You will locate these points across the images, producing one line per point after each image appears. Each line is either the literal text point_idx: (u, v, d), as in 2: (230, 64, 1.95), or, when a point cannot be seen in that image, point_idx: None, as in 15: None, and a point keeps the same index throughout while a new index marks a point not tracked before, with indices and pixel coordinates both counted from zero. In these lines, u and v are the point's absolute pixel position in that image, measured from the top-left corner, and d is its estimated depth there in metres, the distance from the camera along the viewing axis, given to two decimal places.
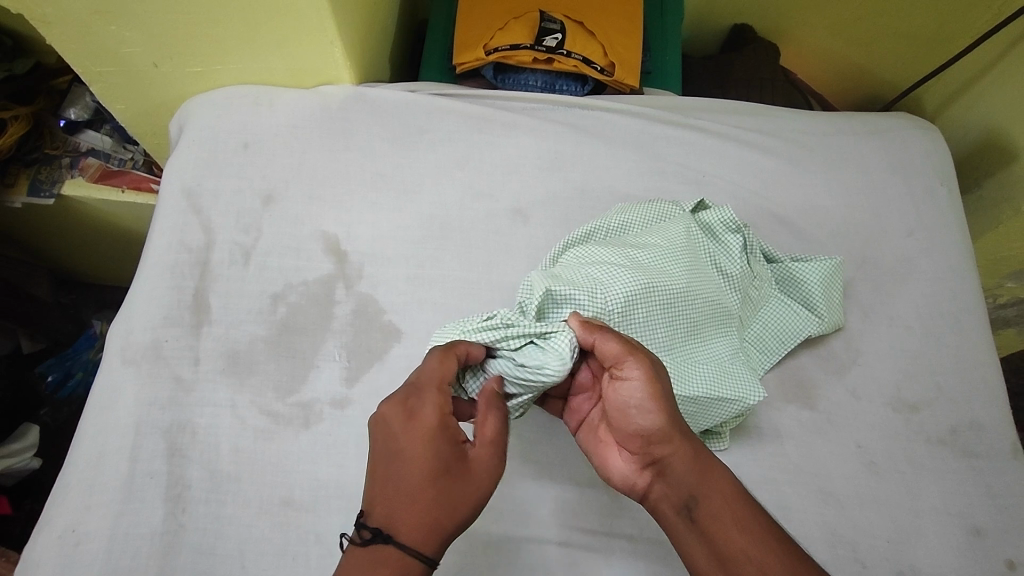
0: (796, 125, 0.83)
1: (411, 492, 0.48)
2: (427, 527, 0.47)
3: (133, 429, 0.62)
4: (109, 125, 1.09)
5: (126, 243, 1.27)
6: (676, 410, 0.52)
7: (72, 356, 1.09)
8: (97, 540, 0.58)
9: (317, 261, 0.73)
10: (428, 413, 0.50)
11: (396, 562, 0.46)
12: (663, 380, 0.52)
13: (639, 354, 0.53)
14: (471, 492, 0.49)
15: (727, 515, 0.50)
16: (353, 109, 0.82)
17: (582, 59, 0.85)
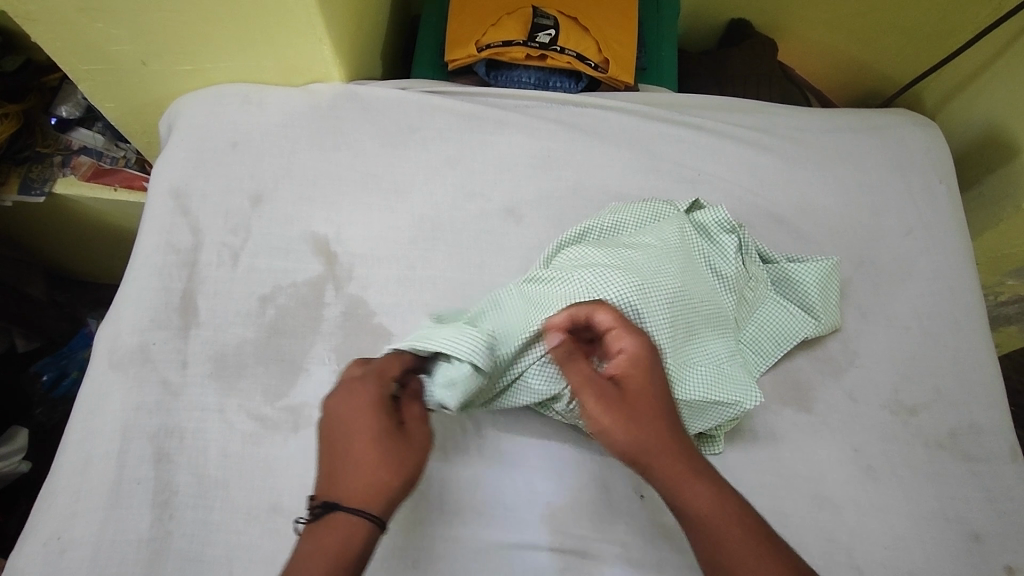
0: (792, 122, 0.82)
1: (363, 464, 0.50)
2: (374, 491, 0.49)
3: (121, 433, 0.62)
4: (100, 123, 1.07)
5: (119, 241, 1.26)
6: (642, 439, 0.50)
7: (69, 354, 1.10)
8: (84, 547, 0.57)
9: (307, 262, 0.72)
10: (377, 398, 0.53)
11: (348, 523, 0.47)
12: (627, 411, 0.51)
13: (600, 387, 0.52)
14: (413, 462, 0.51)
15: (714, 534, 0.48)
16: (344, 107, 0.81)
17: (576, 56, 0.84)
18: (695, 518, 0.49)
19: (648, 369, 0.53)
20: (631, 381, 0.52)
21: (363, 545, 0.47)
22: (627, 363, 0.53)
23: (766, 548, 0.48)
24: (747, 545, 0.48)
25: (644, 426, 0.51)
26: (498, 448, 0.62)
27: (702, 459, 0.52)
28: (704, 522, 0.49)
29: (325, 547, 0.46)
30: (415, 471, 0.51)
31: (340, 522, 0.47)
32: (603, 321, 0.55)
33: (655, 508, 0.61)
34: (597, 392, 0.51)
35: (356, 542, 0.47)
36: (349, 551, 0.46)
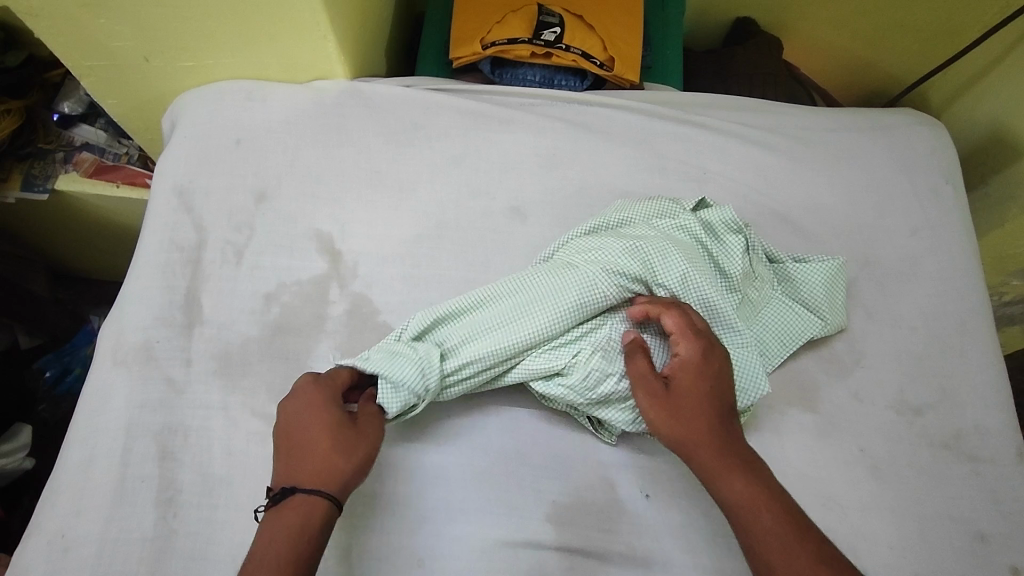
0: (798, 122, 0.81)
1: (318, 452, 0.53)
2: (328, 475, 0.52)
3: (125, 431, 0.62)
4: (104, 119, 1.09)
5: (121, 238, 1.26)
6: (688, 435, 0.54)
7: (72, 351, 1.11)
8: (88, 545, 0.57)
9: (312, 260, 0.71)
10: (329, 398, 0.56)
11: (304, 505, 0.50)
12: (675, 409, 0.55)
13: (653, 379, 0.57)
14: (365, 451, 0.54)
15: (749, 522, 0.51)
16: (349, 104, 0.80)
17: (581, 53, 0.84)
18: (734, 507, 0.52)
19: (702, 368, 0.57)
20: (684, 383, 0.56)
21: (320, 524, 0.50)
22: (685, 360, 0.57)
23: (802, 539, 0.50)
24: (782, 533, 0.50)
25: (690, 419, 0.55)
26: (503, 446, 0.62)
27: (753, 461, 0.54)
28: (745, 518, 0.51)
29: (286, 530, 0.49)
30: (368, 459, 0.54)
31: (299, 507, 0.50)
32: (667, 321, 0.59)
33: (661, 507, 0.61)
34: (648, 388, 0.56)
35: (312, 521, 0.50)
36: (308, 533, 0.49)
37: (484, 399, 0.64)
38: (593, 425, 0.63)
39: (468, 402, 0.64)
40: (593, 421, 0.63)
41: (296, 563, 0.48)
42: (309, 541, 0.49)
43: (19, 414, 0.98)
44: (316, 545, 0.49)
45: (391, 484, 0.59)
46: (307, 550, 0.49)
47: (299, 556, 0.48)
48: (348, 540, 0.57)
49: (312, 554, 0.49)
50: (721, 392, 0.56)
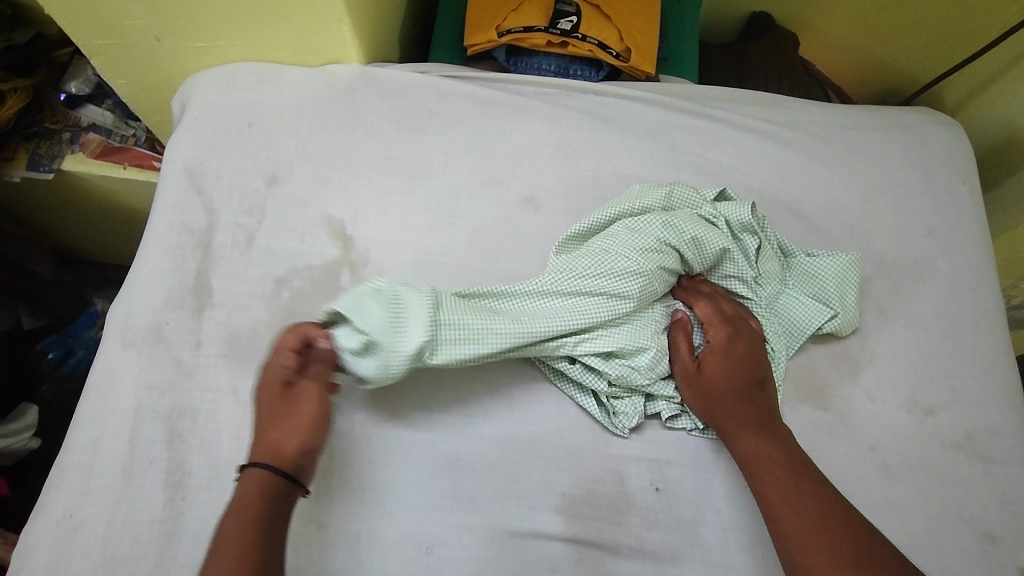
0: (816, 117, 0.80)
1: (268, 429, 0.56)
2: (273, 448, 0.55)
3: (133, 414, 0.61)
4: (111, 100, 1.08)
5: (127, 220, 1.26)
6: (718, 408, 0.60)
7: (75, 333, 1.10)
8: (96, 526, 0.57)
9: (324, 245, 0.71)
10: (277, 370, 0.58)
11: (249, 475, 0.53)
12: (705, 386, 0.61)
13: (687, 358, 0.63)
14: (307, 418, 0.56)
15: (760, 476, 0.55)
16: (362, 89, 0.79)
17: (598, 43, 0.82)
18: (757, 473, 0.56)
19: (732, 347, 0.62)
20: (715, 363, 0.61)
21: (263, 494, 0.52)
22: (718, 342, 0.62)
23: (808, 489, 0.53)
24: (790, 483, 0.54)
25: (716, 390, 0.60)
26: (514, 437, 0.62)
27: (782, 435, 0.57)
28: (769, 484, 0.55)
29: (232, 506, 0.52)
30: (313, 427, 0.56)
31: (247, 483, 0.53)
32: (702, 309, 0.65)
33: (671, 501, 0.60)
34: (684, 368, 0.62)
35: (256, 490, 0.52)
36: (251, 506, 0.51)
37: (496, 389, 0.64)
38: (604, 416, 0.63)
39: (480, 391, 0.64)
40: (605, 411, 0.63)
41: (240, 534, 0.50)
42: (251, 513, 0.51)
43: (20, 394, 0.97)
44: (260, 516, 0.51)
45: (402, 472, 0.60)
46: (247, 521, 0.50)
47: (243, 527, 0.50)
48: (357, 527, 0.57)
49: (255, 525, 0.50)
50: (748, 365, 0.61)
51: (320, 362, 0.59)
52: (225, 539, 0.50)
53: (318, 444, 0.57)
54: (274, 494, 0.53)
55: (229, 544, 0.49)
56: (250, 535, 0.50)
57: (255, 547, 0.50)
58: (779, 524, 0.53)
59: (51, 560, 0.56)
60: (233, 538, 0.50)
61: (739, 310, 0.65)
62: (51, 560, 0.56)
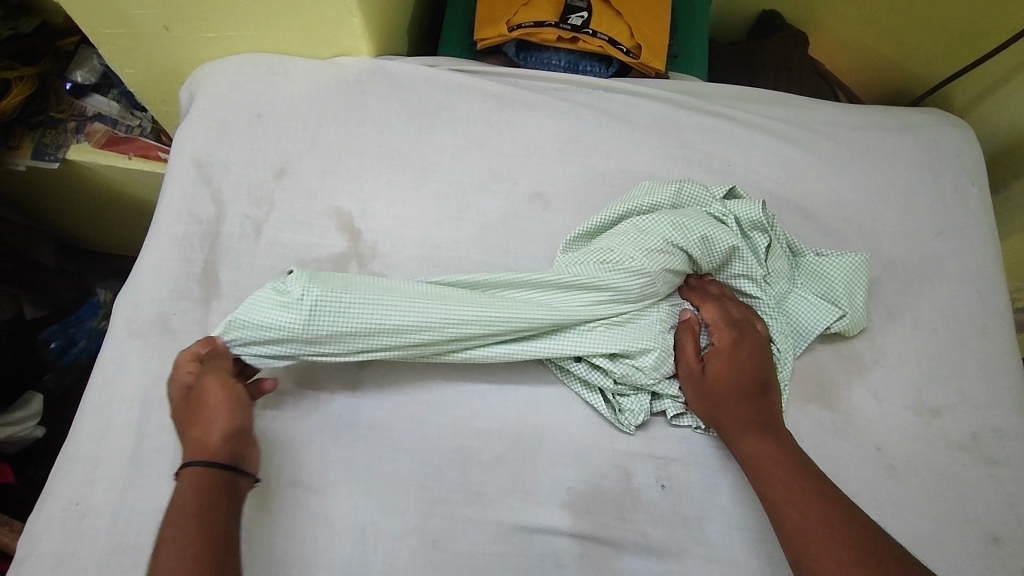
0: (826, 117, 0.80)
1: (189, 429, 0.55)
2: (199, 447, 0.54)
3: (140, 403, 0.62)
4: (118, 91, 1.10)
5: (132, 211, 1.25)
6: (722, 409, 0.59)
7: (76, 322, 1.09)
8: (103, 514, 0.57)
9: (331, 238, 0.71)
10: (179, 378, 0.58)
11: (184, 478, 0.52)
12: (710, 386, 0.60)
13: (693, 358, 0.62)
14: (223, 405, 0.56)
15: (764, 477, 0.55)
16: (371, 82, 0.79)
17: (609, 40, 0.82)
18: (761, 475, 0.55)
19: (737, 350, 0.61)
20: (721, 365, 0.61)
21: (200, 488, 0.52)
22: (724, 344, 0.62)
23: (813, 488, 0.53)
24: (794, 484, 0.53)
25: (721, 390, 0.60)
26: (519, 432, 0.62)
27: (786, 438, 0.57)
28: (773, 485, 0.54)
29: (170, 510, 0.51)
30: (232, 412, 0.56)
31: (182, 485, 0.52)
32: (710, 310, 0.64)
33: (676, 498, 0.61)
34: (688, 368, 0.62)
35: (192, 488, 0.52)
36: (189, 502, 0.51)
37: (501, 384, 0.64)
38: (610, 413, 0.63)
39: (486, 387, 0.64)
40: (611, 409, 0.63)
41: (182, 531, 0.49)
42: (189, 509, 0.50)
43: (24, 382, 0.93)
44: (199, 509, 0.51)
45: (409, 465, 0.60)
46: (185, 517, 0.50)
47: (183, 523, 0.50)
48: (361, 519, 0.58)
49: (195, 519, 0.50)
50: (752, 367, 0.60)
51: (218, 358, 0.59)
52: (166, 540, 0.49)
53: (244, 428, 0.56)
54: (211, 485, 0.52)
55: (172, 542, 0.49)
56: (192, 529, 0.50)
57: (200, 539, 0.49)
58: (783, 525, 0.52)
59: (56, 548, 0.56)
60: (174, 536, 0.49)
61: (744, 312, 0.64)
62: (57, 548, 0.56)
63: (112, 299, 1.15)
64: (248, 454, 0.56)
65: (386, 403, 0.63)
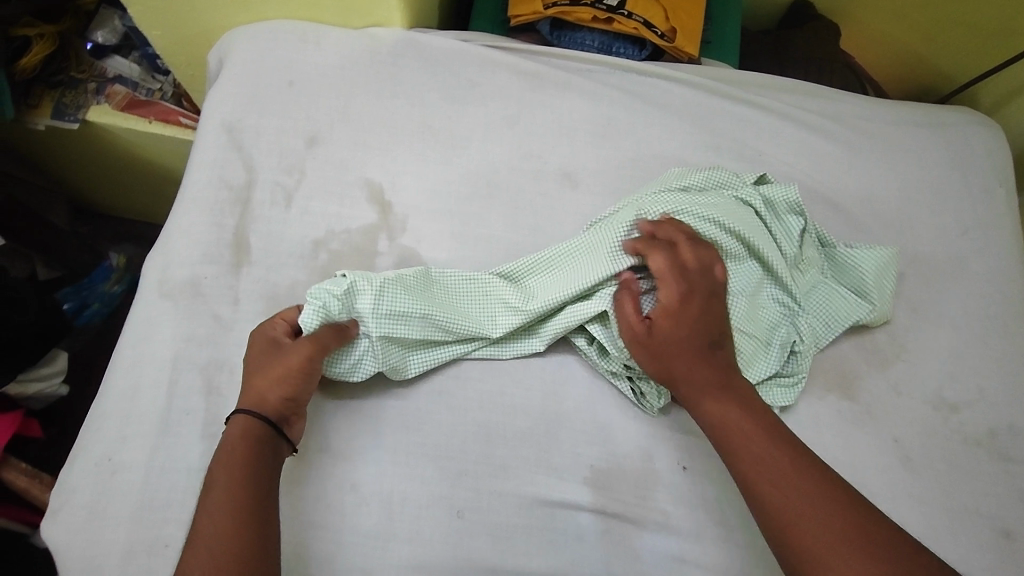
0: (857, 111, 0.80)
1: (256, 378, 0.58)
2: (257, 401, 0.57)
3: (170, 364, 0.63)
4: (138, 52, 1.11)
5: (149, 175, 1.25)
6: (677, 366, 0.58)
7: (88, 287, 1.08)
8: (134, 471, 0.59)
9: (362, 209, 0.71)
10: (272, 332, 0.61)
11: (238, 422, 0.56)
12: (660, 345, 0.59)
13: (636, 318, 0.60)
14: (292, 370, 0.58)
15: (727, 434, 0.55)
16: (404, 54, 0.79)
17: (644, 21, 0.81)
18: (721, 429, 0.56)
19: (687, 307, 0.59)
20: (669, 323, 0.59)
21: (250, 441, 0.55)
22: (671, 299, 0.60)
23: (808, 480, 0.52)
24: (785, 473, 0.52)
25: (674, 361, 0.58)
26: (544, 409, 0.64)
27: (738, 391, 0.58)
28: (738, 440, 0.55)
29: (219, 454, 0.54)
30: (297, 379, 0.58)
31: (234, 429, 0.55)
32: (656, 262, 0.61)
33: (694, 480, 0.62)
34: (637, 328, 0.60)
35: (244, 438, 0.55)
36: (238, 451, 0.54)
37: (526, 363, 0.66)
38: (632, 393, 0.64)
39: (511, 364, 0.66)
40: (634, 391, 0.65)
41: (231, 482, 0.52)
42: (239, 463, 0.53)
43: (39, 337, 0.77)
44: (244, 465, 0.53)
45: (436, 436, 0.62)
46: (234, 466, 0.53)
47: (231, 471, 0.53)
48: (389, 488, 0.60)
49: (242, 470, 0.53)
50: (702, 323, 0.59)
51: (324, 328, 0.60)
52: (215, 483, 0.52)
53: (301, 396, 0.58)
54: (257, 441, 0.55)
55: (220, 486, 0.52)
56: (237, 486, 0.52)
57: (243, 489, 0.52)
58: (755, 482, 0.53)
59: (90, 501, 0.58)
60: (222, 482, 0.52)
61: (704, 257, 0.62)
62: (90, 501, 0.58)
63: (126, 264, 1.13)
64: (294, 421, 0.58)
65: (411, 378, 0.65)
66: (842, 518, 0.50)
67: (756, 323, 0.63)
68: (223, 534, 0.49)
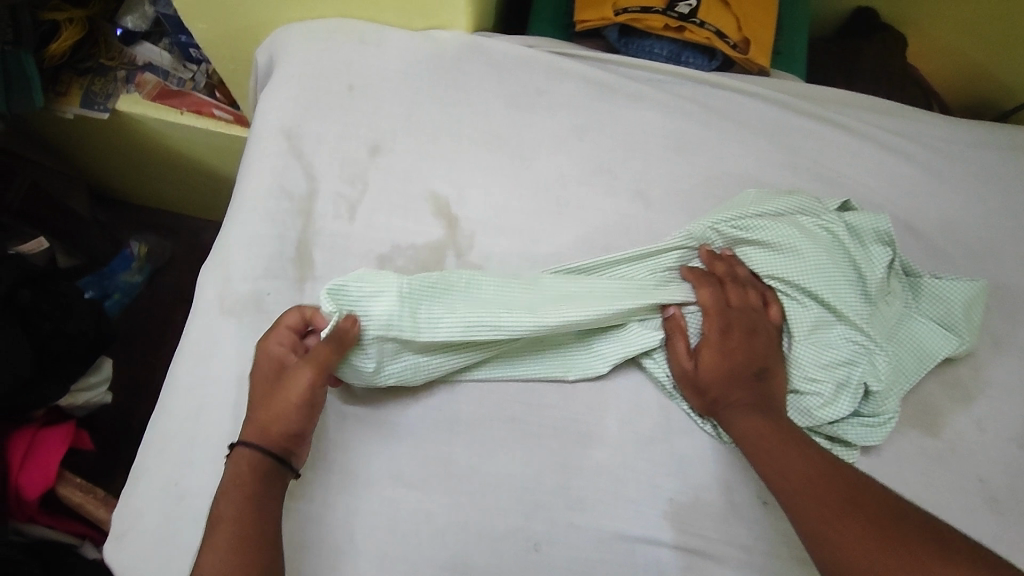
0: (937, 131, 0.77)
1: (258, 407, 0.55)
2: (261, 432, 0.54)
3: (238, 385, 0.61)
4: (170, 39, 1.07)
5: (172, 171, 1.20)
6: (720, 398, 0.61)
7: (109, 275, 1.16)
8: (205, 497, 0.58)
9: (428, 224, 0.68)
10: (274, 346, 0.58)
11: (242, 455, 0.53)
12: (700, 380, 0.62)
13: (683, 357, 0.63)
14: (296, 401, 0.55)
15: (758, 452, 0.57)
16: (470, 60, 0.76)
17: (717, 32, 0.77)
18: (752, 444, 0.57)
19: (728, 343, 0.62)
20: (709, 360, 0.62)
21: (257, 472, 0.52)
22: (713, 335, 0.63)
23: (836, 496, 0.51)
24: (816, 486, 0.52)
25: (716, 391, 0.61)
26: (619, 439, 0.63)
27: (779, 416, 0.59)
28: (772, 458, 0.56)
29: (225, 485, 0.52)
30: (301, 411, 0.55)
31: (239, 461, 0.53)
32: (706, 295, 0.64)
33: (773, 515, 0.62)
34: (680, 362, 0.63)
35: (250, 469, 0.52)
36: (244, 486, 0.52)
37: (601, 390, 0.65)
38: (712, 428, 0.63)
39: (586, 392, 0.64)
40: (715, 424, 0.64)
41: (239, 512, 0.50)
42: (246, 490, 0.52)
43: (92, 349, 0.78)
44: (253, 494, 0.51)
45: (510, 465, 0.61)
46: (243, 503, 0.51)
47: (237, 506, 0.51)
48: (465, 518, 0.59)
49: (251, 505, 0.51)
50: (744, 357, 0.62)
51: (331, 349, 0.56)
52: (221, 519, 0.50)
53: (307, 428, 0.56)
54: (263, 471, 0.53)
55: (226, 524, 0.50)
56: (246, 512, 0.50)
57: (251, 522, 0.50)
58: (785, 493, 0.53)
59: (162, 526, 0.57)
60: (228, 518, 0.50)
61: (757, 294, 0.65)
62: (162, 526, 0.57)
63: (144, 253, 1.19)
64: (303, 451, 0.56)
65: (485, 403, 0.63)
66: (881, 534, 0.47)
67: (819, 363, 0.62)
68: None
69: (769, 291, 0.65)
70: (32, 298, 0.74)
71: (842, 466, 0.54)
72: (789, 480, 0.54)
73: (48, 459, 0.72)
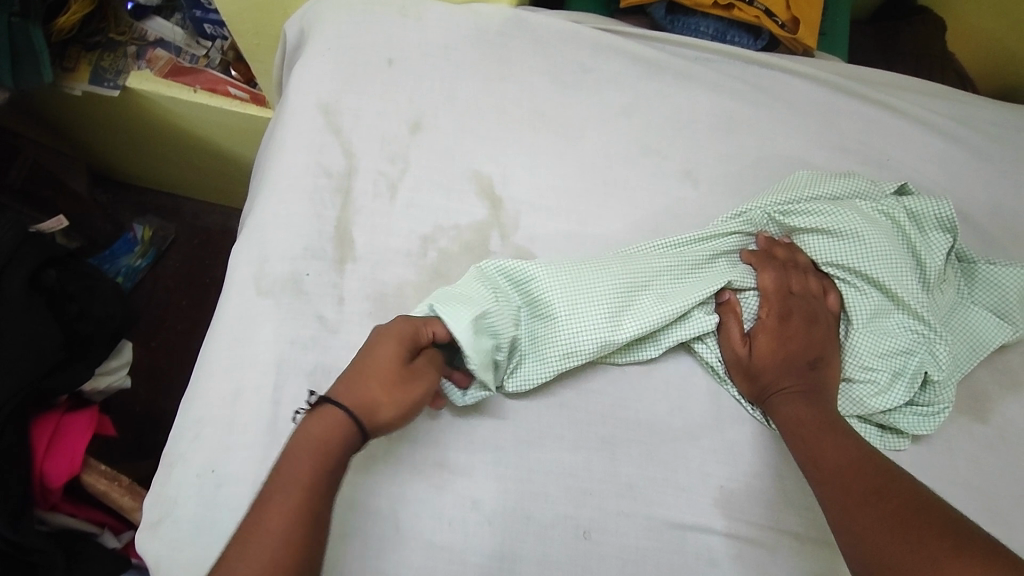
0: (983, 114, 0.76)
1: (373, 381, 0.50)
2: (365, 412, 0.49)
3: (275, 369, 0.57)
4: (183, 15, 1.04)
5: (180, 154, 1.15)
6: (772, 386, 0.59)
7: (111, 257, 1.14)
8: (238, 484, 0.54)
9: (472, 204, 0.66)
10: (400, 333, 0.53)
11: (336, 424, 0.48)
12: (751, 367, 0.60)
13: (738, 343, 0.61)
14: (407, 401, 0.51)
15: (802, 438, 0.55)
16: (513, 35, 0.73)
17: (766, 10, 0.74)
18: (798, 431, 0.56)
19: (785, 330, 0.61)
20: (761, 346, 0.60)
21: (343, 448, 0.48)
22: (770, 321, 0.61)
23: (863, 483, 0.50)
24: (848, 471, 0.51)
25: (769, 377, 0.59)
26: (670, 426, 0.61)
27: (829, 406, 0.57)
28: (819, 444, 0.54)
29: (307, 443, 0.47)
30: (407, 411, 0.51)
31: (327, 426, 0.48)
32: (768, 278, 0.62)
33: None
34: (736, 346, 0.61)
35: (338, 443, 0.47)
36: (328, 450, 0.47)
37: (651, 376, 0.62)
38: (762, 416, 0.61)
39: (636, 378, 0.62)
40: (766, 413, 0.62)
41: (309, 477, 0.45)
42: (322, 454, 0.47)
43: (116, 333, 0.78)
44: (326, 459, 0.47)
45: (558, 452, 0.58)
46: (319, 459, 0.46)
47: (311, 470, 0.46)
48: (513, 505, 0.56)
49: (325, 466, 0.46)
50: (800, 345, 0.60)
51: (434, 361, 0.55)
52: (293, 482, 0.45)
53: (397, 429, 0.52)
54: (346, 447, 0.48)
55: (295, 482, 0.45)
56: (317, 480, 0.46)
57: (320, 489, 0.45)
58: (819, 477, 0.52)
59: (194, 516, 0.53)
60: (300, 482, 0.45)
61: (817, 282, 0.63)
62: (193, 516, 0.54)
63: (148, 237, 1.18)
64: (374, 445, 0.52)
65: (532, 388, 0.60)
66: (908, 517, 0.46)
67: (877, 351, 0.61)
68: (288, 544, 0.42)
69: (828, 279, 0.64)
70: (58, 278, 0.74)
71: (884, 460, 0.52)
72: (827, 465, 0.52)
73: (74, 447, 0.70)
